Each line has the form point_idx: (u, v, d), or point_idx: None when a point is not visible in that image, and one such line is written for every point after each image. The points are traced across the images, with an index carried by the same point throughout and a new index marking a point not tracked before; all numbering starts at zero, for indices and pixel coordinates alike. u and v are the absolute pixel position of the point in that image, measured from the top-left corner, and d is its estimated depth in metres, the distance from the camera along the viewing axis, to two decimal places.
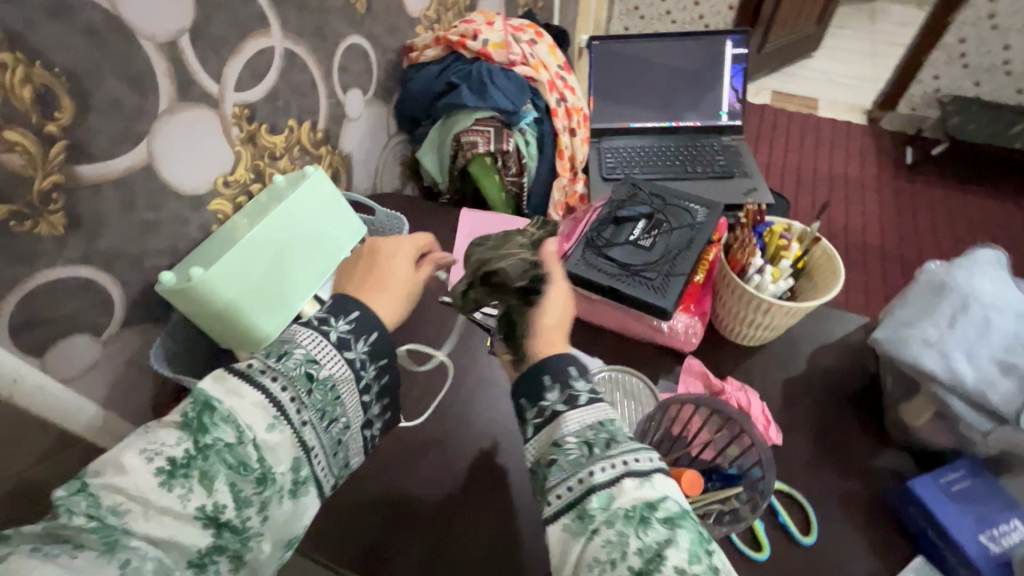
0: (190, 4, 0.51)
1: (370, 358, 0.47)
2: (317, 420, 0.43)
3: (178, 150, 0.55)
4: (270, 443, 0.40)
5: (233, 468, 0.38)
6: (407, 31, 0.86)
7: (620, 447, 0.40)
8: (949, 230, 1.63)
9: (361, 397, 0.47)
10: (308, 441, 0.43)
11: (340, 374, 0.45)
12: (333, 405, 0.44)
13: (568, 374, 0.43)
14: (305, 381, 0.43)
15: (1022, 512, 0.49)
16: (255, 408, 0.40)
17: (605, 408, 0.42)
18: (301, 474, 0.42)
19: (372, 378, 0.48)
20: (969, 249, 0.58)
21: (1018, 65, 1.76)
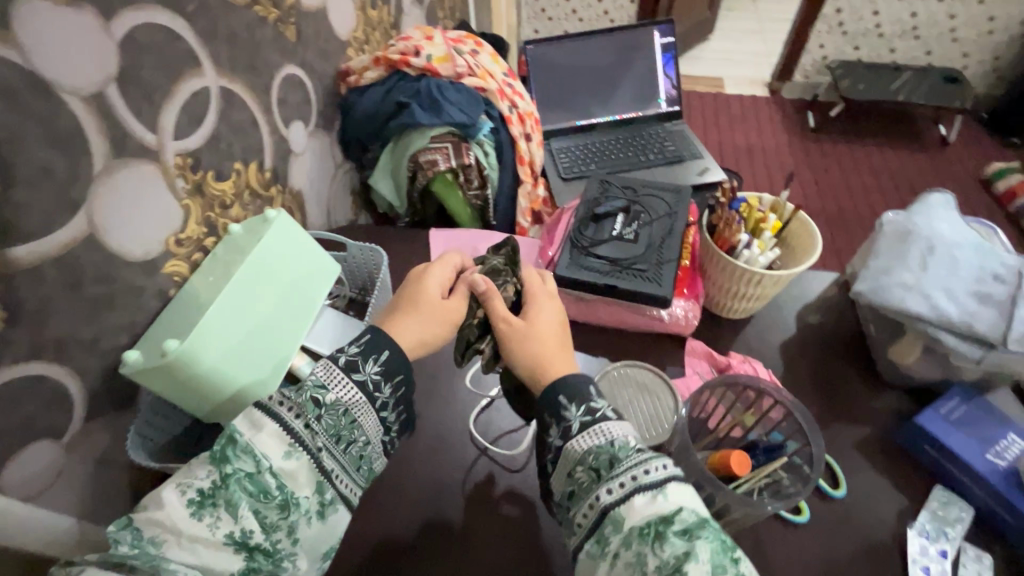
0: (113, 50, 0.45)
1: (385, 377, 0.45)
2: (333, 444, 0.41)
3: (122, 213, 0.48)
4: (288, 471, 0.39)
5: (255, 497, 0.38)
6: (339, 54, 0.81)
7: (624, 464, 0.39)
8: (860, 178, 1.78)
9: (381, 416, 0.45)
10: (326, 466, 0.41)
11: (350, 397, 0.43)
12: (349, 427, 0.43)
13: (559, 405, 0.43)
14: (314, 406, 0.41)
15: (1015, 425, 0.53)
16: (273, 437, 0.40)
17: (606, 427, 0.42)
18: (326, 496, 0.40)
19: (390, 397, 0.45)
20: (923, 195, 0.65)
21: (887, 27, 1.96)
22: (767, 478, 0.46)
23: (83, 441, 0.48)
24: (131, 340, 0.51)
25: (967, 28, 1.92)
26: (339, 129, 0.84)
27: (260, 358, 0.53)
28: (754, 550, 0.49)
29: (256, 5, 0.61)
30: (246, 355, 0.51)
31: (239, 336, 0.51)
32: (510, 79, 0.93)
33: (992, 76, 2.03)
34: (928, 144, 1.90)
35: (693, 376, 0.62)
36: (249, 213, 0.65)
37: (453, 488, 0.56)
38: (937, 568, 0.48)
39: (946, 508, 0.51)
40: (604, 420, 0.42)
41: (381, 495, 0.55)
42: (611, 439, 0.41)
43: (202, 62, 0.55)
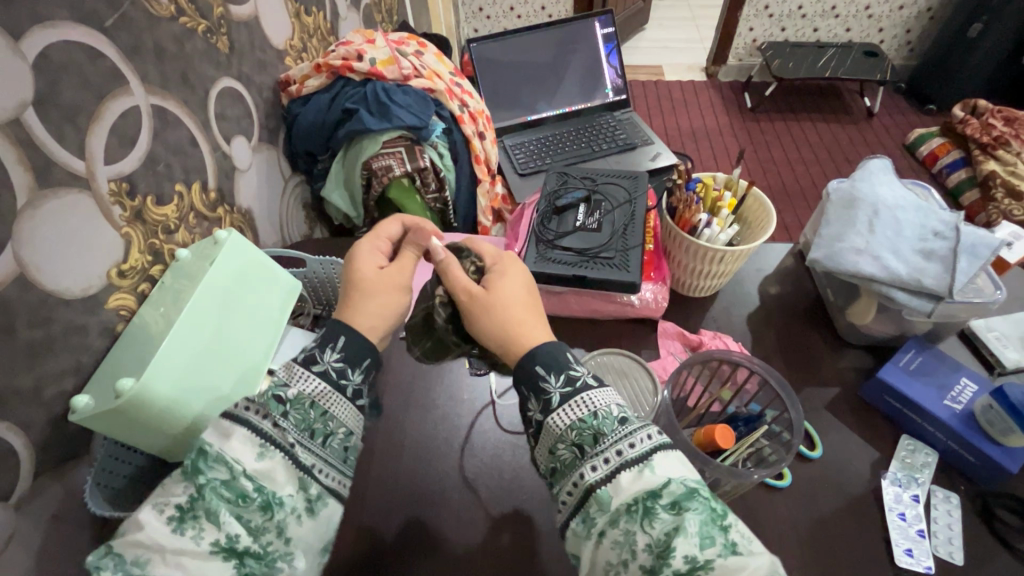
0: (27, 72, 0.42)
1: (348, 363, 0.43)
2: (307, 439, 0.39)
3: (54, 247, 0.45)
4: (264, 471, 0.37)
5: (233, 502, 0.35)
6: (277, 64, 0.78)
7: (609, 439, 0.38)
8: (798, 152, 1.86)
9: (354, 404, 0.43)
10: (305, 461, 0.39)
11: (316, 389, 0.41)
12: (323, 419, 0.40)
13: (537, 376, 0.42)
14: (277, 404, 0.39)
15: (965, 371, 0.56)
16: (244, 439, 0.37)
17: (586, 399, 0.40)
18: (311, 492, 0.38)
19: (361, 384, 0.43)
20: (863, 162, 0.69)
21: (809, 8, 2.06)
22: (750, 448, 0.48)
23: (34, 499, 0.44)
24: (78, 384, 0.48)
25: (880, 4, 2.03)
26: (284, 142, 0.81)
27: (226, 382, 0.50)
28: (744, 519, 0.51)
29: (182, 16, 0.58)
30: (211, 381, 0.49)
31: (197, 363, 0.48)
32: (457, 79, 0.92)
33: (906, 49, 2.17)
34: (855, 115, 2.01)
35: (668, 357, 0.63)
36: (196, 237, 0.61)
37: (442, 498, 0.54)
38: (912, 513, 0.51)
39: (913, 455, 0.54)
40: (585, 390, 0.41)
41: (369, 514, 0.53)
42: (593, 411, 0.40)
43: (129, 80, 0.52)
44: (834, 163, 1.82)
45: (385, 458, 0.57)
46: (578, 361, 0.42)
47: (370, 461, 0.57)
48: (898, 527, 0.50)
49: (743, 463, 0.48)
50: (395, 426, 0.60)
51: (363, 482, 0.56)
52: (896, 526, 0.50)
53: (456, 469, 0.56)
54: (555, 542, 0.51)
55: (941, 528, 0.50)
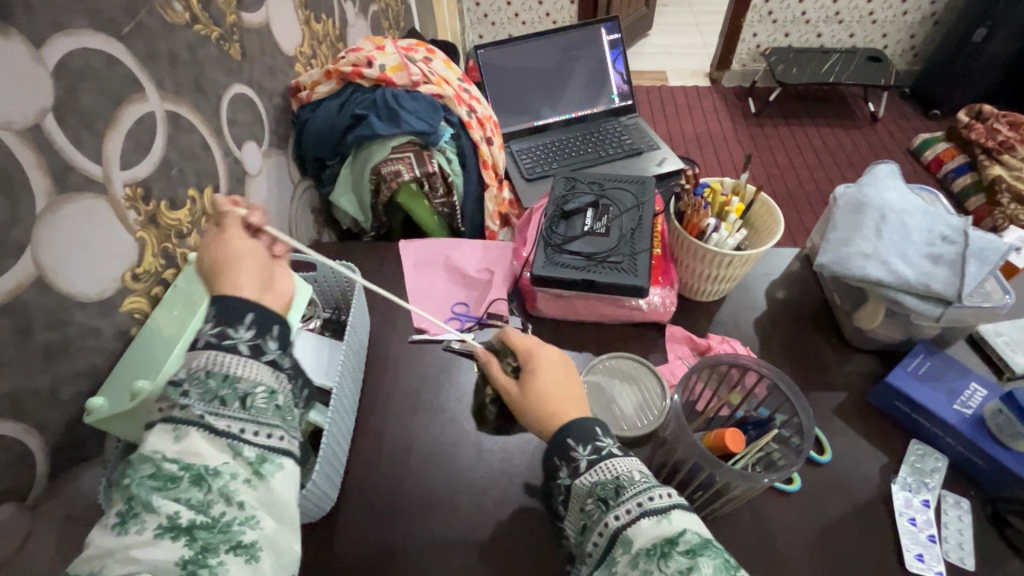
0: (47, 79, 0.42)
1: (226, 323, 0.38)
2: (217, 406, 0.36)
3: (71, 251, 0.45)
4: (186, 448, 0.35)
5: (162, 487, 0.33)
6: (287, 70, 0.79)
7: (630, 491, 0.38)
8: (802, 157, 1.86)
9: (261, 359, 0.38)
10: (226, 428, 0.36)
11: (203, 358, 0.37)
12: (228, 383, 0.37)
13: (567, 446, 0.42)
14: (175, 388, 0.37)
15: (975, 375, 0.56)
16: (160, 429, 0.35)
17: (613, 461, 0.40)
18: (248, 455, 0.36)
19: (256, 338, 0.38)
20: (869, 168, 0.69)
21: (812, 14, 2.07)
22: (759, 452, 0.48)
23: (50, 500, 0.45)
24: (93, 386, 0.48)
25: (883, 10, 2.04)
26: (294, 147, 0.82)
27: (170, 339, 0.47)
28: (753, 524, 0.51)
29: (196, 23, 0.59)
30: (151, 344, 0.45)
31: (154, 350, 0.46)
32: (465, 85, 0.93)
33: (910, 54, 2.18)
34: (859, 120, 2.01)
35: (676, 361, 0.63)
36: (208, 241, 0.61)
37: (451, 501, 0.55)
38: (922, 518, 0.51)
39: (923, 460, 0.54)
40: (611, 455, 0.41)
41: (379, 516, 0.54)
42: (617, 471, 0.40)
43: (145, 86, 0.52)
44: (838, 168, 1.82)
45: (394, 461, 0.58)
46: (605, 433, 0.42)
47: (380, 464, 0.57)
48: (908, 532, 0.50)
49: (753, 467, 0.48)
50: (404, 429, 0.60)
51: (373, 485, 0.56)
52: (906, 532, 0.50)
53: (465, 473, 0.57)
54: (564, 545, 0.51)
55: (952, 533, 0.50)
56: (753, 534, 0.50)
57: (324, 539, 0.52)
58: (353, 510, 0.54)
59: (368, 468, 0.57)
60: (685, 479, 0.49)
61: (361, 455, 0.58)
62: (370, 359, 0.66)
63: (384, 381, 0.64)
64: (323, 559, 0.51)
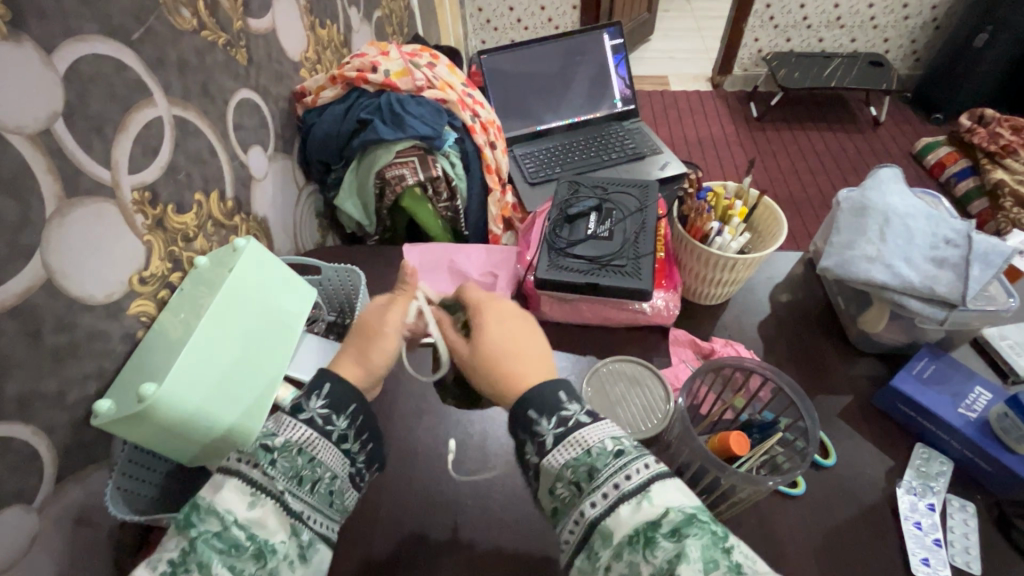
0: (57, 85, 0.43)
1: (333, 410, 0.43)
2: (295, 486, 0.40)
3: (80, 254, 0.46)
4: (255, 519, 0.37)
5: (226, 552, 0.35)
6: (293, 76, 0.79)
7: (603, 474, 0.38)
8: (804, 161, 1.87)
9: (341, 447, 0.43)
10: (294, 508, 0.39)
11: (303, 436, 0.41)
12: (311, 467, 0.41)
13: (530, 420, 0.42)
14: (265, 454, 0.40)
15: (980, 379, 0.56)
16: (233, 487, 0.38)
17: (580, 434, 0.40)
18: (303, 538, 0.39)
19: (347, 427, 0.44)
20: (872, 172, 0.70)
21: (814, 19, 2.08)
22: (764, 456, 0.48)
23: (57, 502, 0.45)
24: (101, 389, 0.48)
25: (885, 15, 2.05)
26: (299, 152, 0.82)
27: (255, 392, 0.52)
28: (758, 528, 0.51)
29: (203, 29, 0.59)
30: (241, 395, 0.51)
31: (225, 379, 0.49)
32: (468, 89, 0.93)
33: (912, 59, 2.18)
34: (861, 125, 2.02)
35: (680, 365, 0.63)
36: (213, 245, 0.62)
37: (456, 504, 0.55)
38: (928, 522, 0.50)
39: (928, 464, 0.54)
40: (578, 428, 0.40)
41: (383, 520, 0.54)
42: (587, 448, 0.39)
43: (153, 92, 0.53)
44: (841, 172, 1.82)
45: (398, 465, 0.58)
46: (570, 400, 0.42)
47: (384, 467, 0.58)
48: (913, 536, 0.50)
49: (759, 470, 0.48)
50: (409, 431, 0.60)
51: (377, 489, 0.56)
52: (912, 535, 0.50)
53: (468, 476, 0.57)
54: None
55: (958, 537, 0.50)
56: (758, 538, 0.50)
57: (329, 541, 0.53)
58: (358, 513, 0.54)
59: (372, 471, 0.57)
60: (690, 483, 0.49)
61: None
62: None
63: (388, 384, 0.65)
64: (328, 562, 0.51)
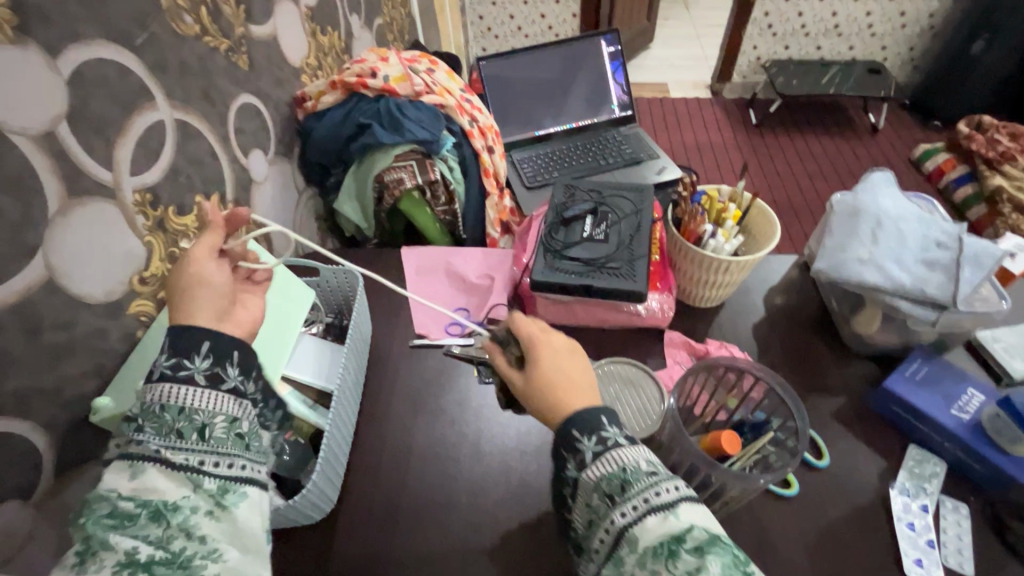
0: (62, 88, 0.44)
1: (178, 356, 0.40)
2: (175, 441, 0.38)
3: (81, 254, 0.46)
4: (142, 485, 0.36)
5: (119, 526, 0.34)
6: (293, 81, 0.81)
7: (636, 487, 0.38)
8: (803, 168, 1.87)
9: (216, 390, 0.40)
10: (186, 462, 0.37)
11: (161, 392, 0.38)
12: (185, 417, 0.38)
13: (571, 437, 0.42)
14: (130, 426, 0.38)
15: (973, 381, 0.57)
16: (115, 468, 0.37)
17: (619, 453, 0.40)
18: (209, 487, 0.37)
19: (212, 366, 0.40)
20: (865, 175, 0.70)
21: (812, 27, 2.10)
22: (755, 455, 0.48)
23: (55, 497, 0.46)
24: (99, 386, 0.49)
25: (882, 23, 2.06)
26: (299, 155, 0.83)
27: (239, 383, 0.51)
28: (751, 528, 0.51)
29: (205, 35, 0.61)
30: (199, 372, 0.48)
31: None
32: (466, 95, 0.95)
33: (909, 66, 2.20)
34: (860, 131, 2.03)
35: (675, 366, 0.64)
36: None
37: (451, 504, 0.55)
38: (921, 523, 0.51)
39: (922, 465, 0.54)
40: (616, 447, 0.40)
41: (379, 520, 0.54)
42: (622, 465, 0.39)
43: (155, 96, 0.54)
44: (839, 178, 1.83)
45: (393, 464, 0.58)
46: (611, 422, 0.42)
47: (379, 467, 0.58)
48: (907, 537, 0.50)
49: (750, 470, 0.48)
50: (405, 431, 0.61)
51: (372, 488, 0.56)
52: (905, 536, 0.50)
53: (463, 475, 0.57)
54: (560, 548, 0.51)
55: (951, 538, 0.50)
56: (751, 539, 0.50)
57: (324, 540, 0.53)
58: (353, 512, 0.54)
59: (368, 471, 0.58)
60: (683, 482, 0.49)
61: (361, 458, 0.59)
62: (371, 362, 0.67)
63: (384, 385, 0.65)
64: (322, 560, 0.51)
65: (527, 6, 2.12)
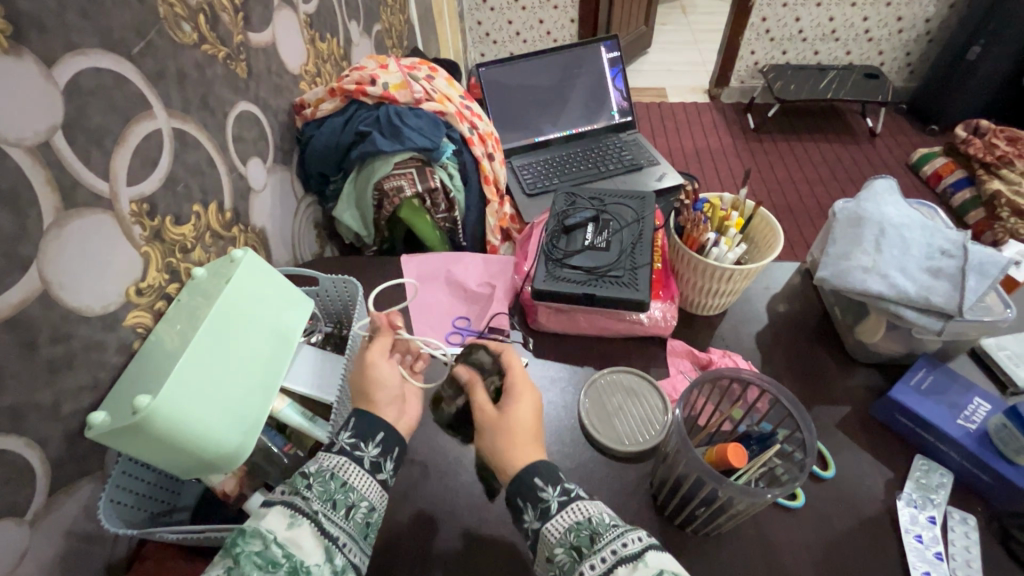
0: (58, 98, 0.43)
1: (361, 438, 0.47)
2: (329, 509, 0.43)
3: (77, 267, 0.46)
4: (292, 538, 0.40)
5: (263, 568, 0.38)
6: (292, 88, 0.80)
7: (604, 539, 0.40)
8: (801, 172, 1.88)
9: (376, 477, 0.46)
10: (330, 531, 0.42)
11: (335, 462, 0.45)
12: (343, 490, 0.44)
13: (535, 486, 0.44)
14: (302, 479, 0.44)
15: (978, 391, 0.56)
16: (278, 511, 0.41)
17: (582, 503, 0.43)
18: (337, 563, 0.41)
19: (378, 456, 0.47)
20: (867, 183, 0.70)
21: (809, 32, 2.10)
22: (762, 467, 0.48)
23: (49, 515, 0.45)
24: (95, 400, 0.48)
25: (879, 28, 2.07)
26: (298, 163, 0.83)
27: (235, 397, 0.50)
28: (756, 542, 0.50)
29: (204, 44, 0.60)
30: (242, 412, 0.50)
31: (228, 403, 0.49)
32: (466, 102, 0.94)
33: (907, 71, 2.20)
34: (858, 136, 2.03)
35: (678, 375, 0.63)
36: (211, 256, 0.62)
37: (453, 516, 0.54)
38: (929, 535, 0.50)
39: (928, 475, 0.54)
40: (579, 498, 0.43)
41: (381, 533, 0.53)
42: (588, 515, 0.42)
43: (153, 105, 0.53)
44: (838, 182, 1.83)
45: (393, 476, 0.57)
46: (547, 484, 0.43)
47: None
48: (914, 549, 0.49)
49: (756, 482, 0.48)
50: None
51: None
52: (913, 549, 0.49)
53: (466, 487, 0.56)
54: None
55: (959, 551, 0.49)
56: (757, 551, 0.49)
57: None
58: None
59: None
60: (687, 496, 0.49)
61: None
62: None
63: None
64: None
65: (525, 12, 2.12)
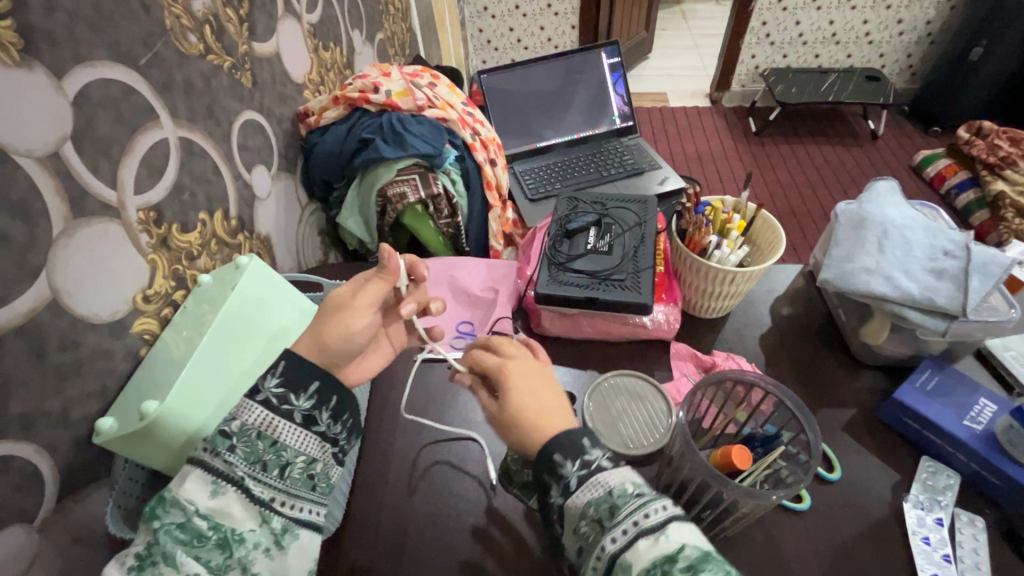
0: (68, 109, 0.44)
1: (290, 389, 0.43)
2: (258, 472, 0.41)
3: (87, 276, 0.46)
4: (218, 508, 0.39)
5: (189, 544, 0.38)
6: (296, 97, 0.81)
7: (624, 511, 0.37)
8: (804, 175, 1.87)
9: (310, 430, 0.43)
10: (261, 495, 0.41)
11: (260, 418, 0.42)
12: (273, 450, 0.42)
13: (554, 462, 0.39)
14: (223, 439, 0.41)
15: (985, 392, 0.56)
16: (197, 480, 0.39)
17: (603, 479, 0.39)
18: (275, 525, 0.40)
19: (312, 408, 0.43)
20: (869, 185, 0.70)
21: (809, 35, 2.11)
22: (767, 469, 0.48)
23: (58, 521, 0.45)
24: (103, 407, 0.49)
25: (879, 31, 2.08)
26: (302, 170, 0.83)
27: (223, 390, 0.49)
28: (762, 544, 0.50)
29: (209, 54, 0.61)
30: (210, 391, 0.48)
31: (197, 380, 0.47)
32: (468, 108, 0.95)
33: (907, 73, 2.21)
34: (860, 138, 2.03)
35: (682, 378, 0.63)
36: (217, 263, 0.62)
37: (458, 520, 0.54)
38: (936, 537, 0.50)
39: (935, 477, 0.54)
40: (601, 471, 0.39)
41: (386, 538, 0.53)
42: (608, 488, 0.38)
43: (160, 114, 0.54)
44: (840, 185, 1.83)
45: (398, 480, 0.57)
46: (565, 459, 0.39)
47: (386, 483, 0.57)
48: (922, 551, 0.49)
49: (760, 484, 0.48)
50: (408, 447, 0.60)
51: (378, 505, 0.55)
52: (921, 551, 0.49)
53: (471, 493, 0.56)
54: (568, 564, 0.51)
55: (967, 553, 0.49)
56: (763, 553, 0.49)
57: (330, 560, 0.52)
58: (358, 528, 0.54)
59: (372, 488, 0.56)
60: (692, 498, 0.48)
61: (366, 474, 0.58)
62: (375, 378, 0.66)
63: (390, 401, 0.64)
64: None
65: (526, 18, 2.14)
